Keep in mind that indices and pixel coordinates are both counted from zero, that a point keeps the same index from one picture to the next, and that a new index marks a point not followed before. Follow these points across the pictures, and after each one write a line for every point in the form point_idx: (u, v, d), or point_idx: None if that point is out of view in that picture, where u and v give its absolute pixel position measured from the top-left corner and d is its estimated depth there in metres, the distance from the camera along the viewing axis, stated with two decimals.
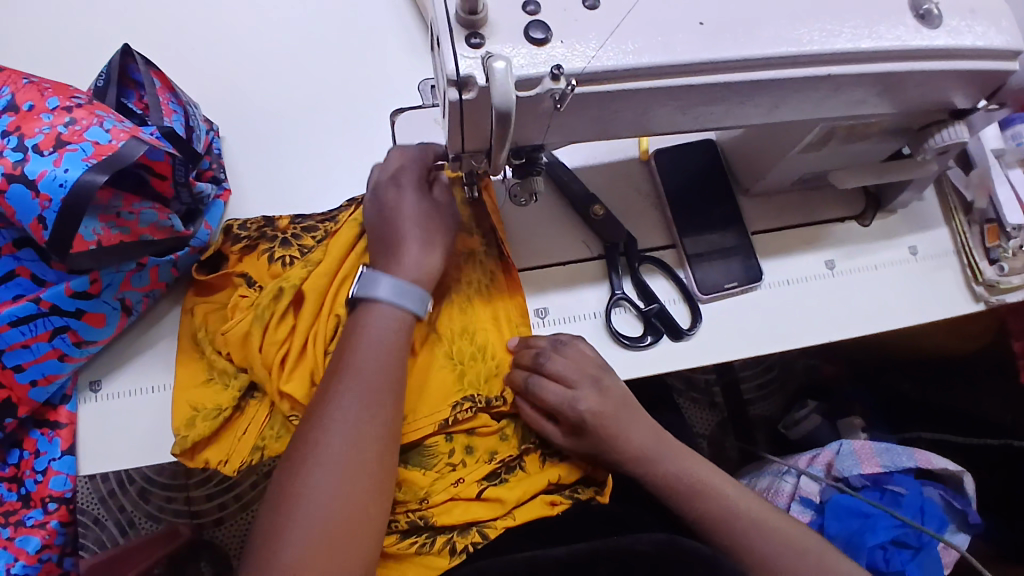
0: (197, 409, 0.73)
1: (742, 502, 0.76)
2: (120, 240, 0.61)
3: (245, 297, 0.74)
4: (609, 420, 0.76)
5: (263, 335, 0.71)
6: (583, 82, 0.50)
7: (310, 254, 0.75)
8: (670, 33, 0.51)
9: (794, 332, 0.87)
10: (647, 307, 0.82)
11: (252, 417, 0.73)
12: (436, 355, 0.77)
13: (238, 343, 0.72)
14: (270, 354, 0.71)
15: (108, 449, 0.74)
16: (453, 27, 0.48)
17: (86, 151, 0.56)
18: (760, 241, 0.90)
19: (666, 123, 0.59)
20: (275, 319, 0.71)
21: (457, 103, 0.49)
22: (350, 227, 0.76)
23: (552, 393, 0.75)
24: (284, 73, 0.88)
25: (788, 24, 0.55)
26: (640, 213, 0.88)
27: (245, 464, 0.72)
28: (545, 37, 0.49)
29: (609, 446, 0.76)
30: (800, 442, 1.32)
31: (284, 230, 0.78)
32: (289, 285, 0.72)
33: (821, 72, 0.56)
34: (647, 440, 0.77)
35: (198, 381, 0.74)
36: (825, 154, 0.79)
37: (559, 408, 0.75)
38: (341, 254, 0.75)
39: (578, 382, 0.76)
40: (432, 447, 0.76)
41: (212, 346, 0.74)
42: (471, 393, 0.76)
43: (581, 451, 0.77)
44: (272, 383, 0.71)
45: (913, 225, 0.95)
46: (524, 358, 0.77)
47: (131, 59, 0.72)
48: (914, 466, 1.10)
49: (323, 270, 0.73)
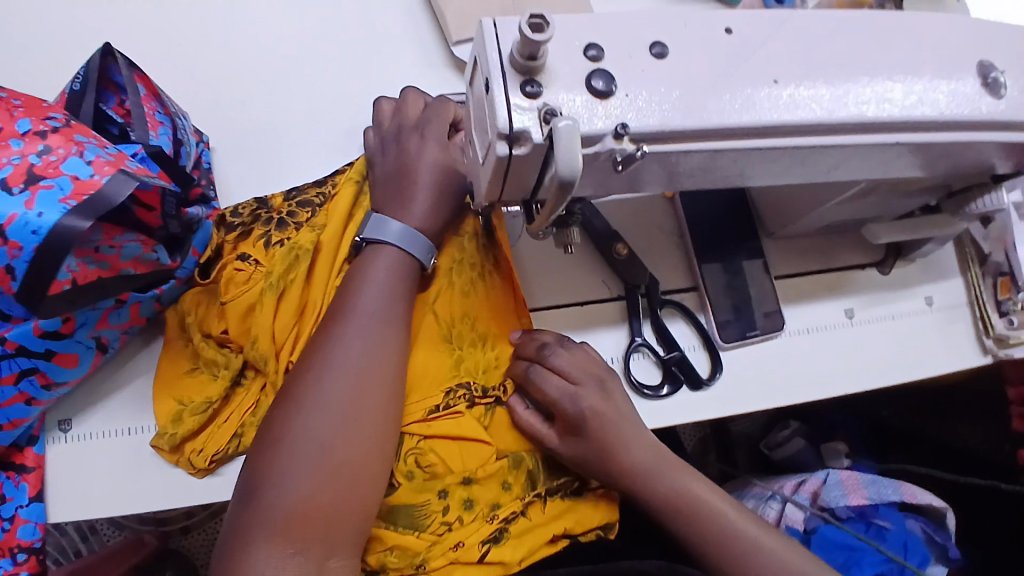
0: (183, 403, 0.67)
1: (751, 529, 0.70)
2: (99, 276, 0.54)
3: (240, 271, 0.66)
4: (609, 424, 0.70)
5: (267, 309, 0.65)
6: (651, 142, 0.45)
7: (312, 219, 0.70)
8: (739, 94, 0.47)
9: (813, 383, 0.84)
10: (667, 355, 0.78)
11: (250, 400, 0.67)
12: (433, 341, 0.71)
13: (239, 317, 0.65)
14: (282, 332, 0.66)
15: (85, 493, 0.66)
16: (506, 71, 0.42)
17: (64, 188, 0.49)
18: (781, 287, 0.87)
19: (721, 179, 0.55)
20: (290, 290, 0.66)
21: (505, 158, 0.43)
22: (348, 183, 0.72)
23: (552, 384, 0.71)
24: (286, 82, 0.80)
25: (860, 87, 0.50)
26: (662, 253, 0.83)
27: (226, 455, 0.66)
28: (607, 89, 0.43)
29: (608, 455, 0.70)
30: (783, 463, 1.25)
31: (279, 210, 0.70)
32: (301, 250, 0.67)
33: (893, 139, 0.52)
34: (647, 455, 0.71)
35: (179, 373, 0.68)
36: (861, 204, 0.75)
37: (560, 402, 0.70)
38: (345, 219, 0.69)
39: (580, 378, 0.72)
40: (425, 462, 0.68)
41: (206, 327, 0.67)
42: (467, 379, 0.72)
43: (576, 456, 0.71)
44: (272, 362, 0.65)
45: (930, 275, 0.93)
46: (527, 351, 0.74)
47: (112, 59, 0.64)
48: (899, 501, 1.08)
49: (331, 232, 0.68)
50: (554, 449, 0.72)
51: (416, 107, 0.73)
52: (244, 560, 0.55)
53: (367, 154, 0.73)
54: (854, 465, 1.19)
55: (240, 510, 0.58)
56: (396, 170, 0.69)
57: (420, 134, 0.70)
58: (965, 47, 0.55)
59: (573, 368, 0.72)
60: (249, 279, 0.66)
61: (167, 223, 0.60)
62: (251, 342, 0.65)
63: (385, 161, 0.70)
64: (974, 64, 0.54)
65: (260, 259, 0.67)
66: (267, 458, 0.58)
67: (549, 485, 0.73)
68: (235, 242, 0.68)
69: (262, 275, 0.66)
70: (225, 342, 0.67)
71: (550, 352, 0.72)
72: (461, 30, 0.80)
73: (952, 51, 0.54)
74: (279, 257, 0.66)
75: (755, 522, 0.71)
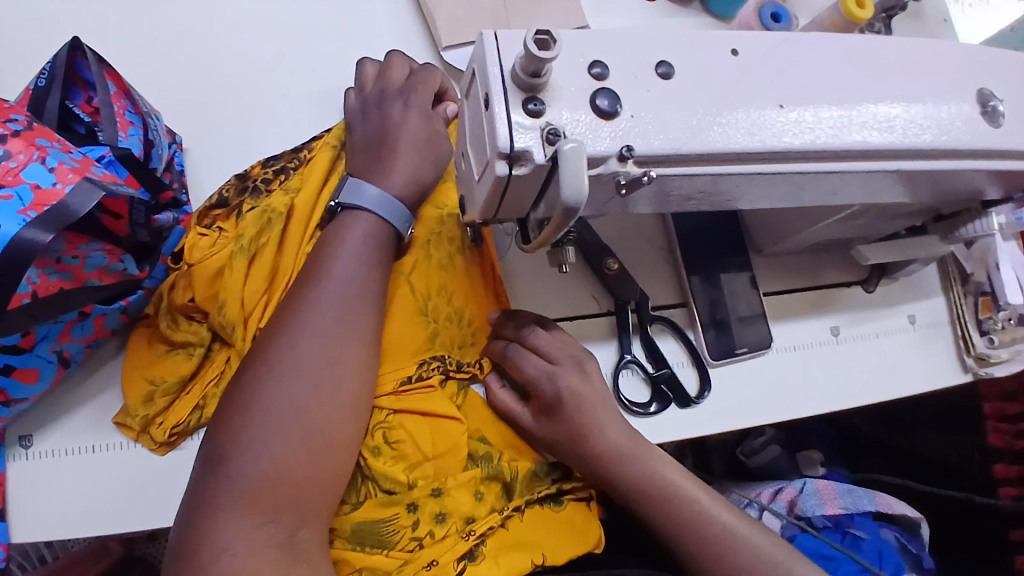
0: (154, 384, 0.63)
1: (724, 515, 0.69)
2: (60, 288, 0.51)
3: (204, 237, 0.64)
4: (587, 406, 0.69)
5: (235, 274, 0.62)
6: (659, 165, 0.43)
7: (287, 182, 0.68)
8: (743, 118, 0.45)
9: (800, 401, 0.84)
10: (656, 372, 0.77)
11: (219, 372, 0.64)
12: (407, 312, 0.70)
13: (207, 282, 0.62)
14: (252, 299, 0.63)
15: (50, 513, 0.62)
16: (507, 88, 0.40)
17: (24, 199, 0.46)
18: (770, 303, 0.87)
19: (721, 199, 0.53)
20: (261, 254, 0.64)
21: (505, 178, 0.41)
22: (325, 147, 0.70)
23: (530, 363, 0.70)
24: (265, 82, 0.76)
25: (864, 112, 0.49)
26: (652, 268, 0.82)
27: (185, 426, 0.63)
28: (612, 108, 0.42)
29: (582, 438, 0.68)
30: (759, 472, 1.16)
31: (255, 178, 0.68)
32: (274, 214, 0.65)
33: (894, 165, 0.51)
34: (621, 439, 0.69)
35: (143, 346, 0.65)
36: (851, 224, 0.75)
37: (537, 381, 0.69)
38: (320, 184, 0.68)
39: (559, 359, 0.71)
40: (392, 438, 0.65)
41: (172, 297, 0.63)
42: (441, 353, 0.71)
43: (547, 437, 0.70)
44: (239, 329, 0.63)
45: (913, 293, 0.94)
46: (506, 332, 0.72)
47: (82, 54, 0.60)
48: (875, 510, 1.05)
49: (306, 196, 0.66)
50: (528, 429, 0.71)
51: (400, 73, 0.71)
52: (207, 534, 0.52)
53: (348, 118, 0.70)
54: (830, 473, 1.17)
55: (205, 479, 0.54)
56: (378, 135, 0.66)
57: (404, 101, 0.68)
58: (965, 75, 0.54)
59: (549, 348, 0.71)
60: (215, 244, 0.63)
61: (137, 232, 0.56)
62: (217, 309, 0.62)
63: (366, 125, 0.68)
64: (973, 92, 0.54)
65: (234, 224, 0.65)
66: (235, 425, 0.55)
67: (526, 497, 0.70)
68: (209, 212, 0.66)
69: (232, 238, 0.63)
70: (191, 312, 0.64)
71: (528, 333, 0.71)
72: (451, 35, 0.76)
73: (952, 78, 0.53)
74: (251, 221, 0.64)
75: (728, 510, 0.70)
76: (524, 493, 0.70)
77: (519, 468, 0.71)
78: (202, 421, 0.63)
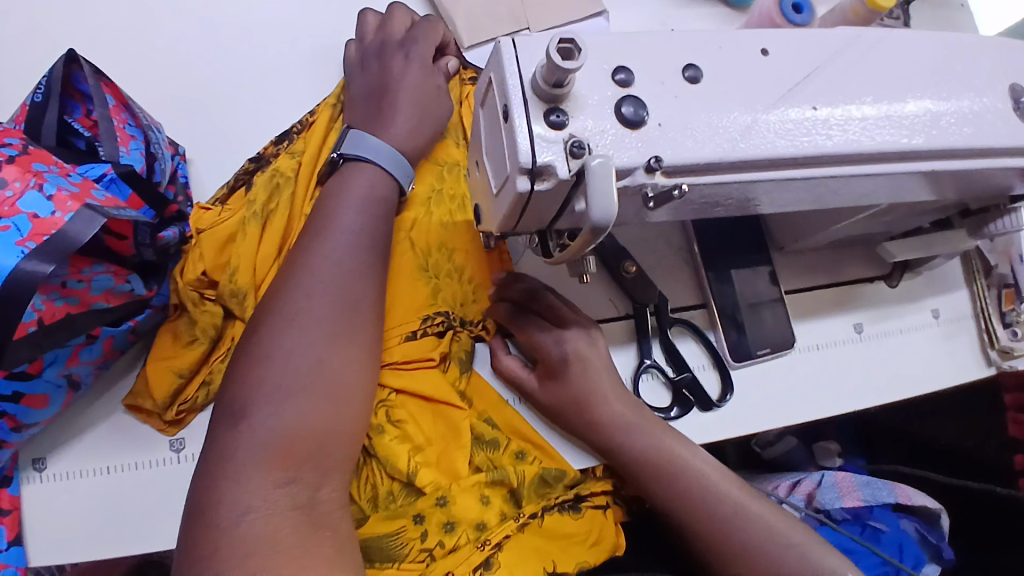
0: (183, 375, 0.62)
1: (733, 490, 0.68)
2: (67, 313, 0.50)
3: (212, 211, 0.63)
4: (591, 368, 0.68)
5: (248, 240, 0.62)
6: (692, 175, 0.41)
7: (290, 147, 0.68)
8: (774, 122, 0.43)
9: (823, 401, 0.82)
10: (677, 376, 0.75)
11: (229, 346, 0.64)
12: (409, 268, 0.68)
13: (217, 250, 0.62)
14: (263, 265, 0.62)
15: (67, 536, 0.61)
16: (527, 99, 0.38)
17: (22, 229, 0.44)
18: (791, 301, 0.84)
19: (751, 202, 0.51)
20: (271, 219, 0.63)
21: (527, 193, 0.39)
22: (325, 111, 0.69)
23: (539, 330, 0.69)
24: (269, 87, 0.73)
25: (896, 113, 0.47)
26: (671, 269, 0.80)
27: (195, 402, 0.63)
28: (638, 117, 0.39)
29: (585, 404, 0.67)
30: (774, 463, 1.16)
31: (267, 154, 0.68)
32: (281, 180, 0.65)
33: (928, 167, 0.48)
34: (626, 411, 0.68)
35: (168, 337, 0.63)
36: (877, 220, 0.72)
37: (544, 345, 0.69)
38: (321, 148, 0.67)
39: (568, 322, 0.70)
40: (394, 417, 0.65)
41: (180, 275, 0.61)
42: (444, 308, 0.69)
43: (553, 399, 0.69)
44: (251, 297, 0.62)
45: (936, 287, 0.91)
46: (512, 296, 0.70)
47: (77, 66, 0.58)
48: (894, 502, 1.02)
49: (310, 159, 0.66)
50: (534, 392, 0.69)
51: (403, 23, 0.70)
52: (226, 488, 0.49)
53: (347, 70, 0.69)
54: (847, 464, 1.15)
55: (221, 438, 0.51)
56: (376, 85, 0.65)
57: (406, 53, 0.66)
58: (999, 68, 0.51)
59: (558, 313, 0.70)
60: (227, 215, 0.63)
61: (142, 251, 0.55)
62: (227, 276, 0.61)
63: (365, 74, 0.66)
64: (1009, 85, 0.51)
65: (241, 194, 0.65)
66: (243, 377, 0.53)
67: (541, 504, 0.68)
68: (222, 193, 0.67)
69: (244, 205, 0.63)
70: (202, 287, 0.62)
71: (538, 299, 0.70)
72: (473, 34, 0.74)
73: (987, 70, 0.51)
74: (257, 188, 0.64)
75: (736, 486, 0.68)
76: (538, 500, 0.68)
77: (526, 473, 0.68)
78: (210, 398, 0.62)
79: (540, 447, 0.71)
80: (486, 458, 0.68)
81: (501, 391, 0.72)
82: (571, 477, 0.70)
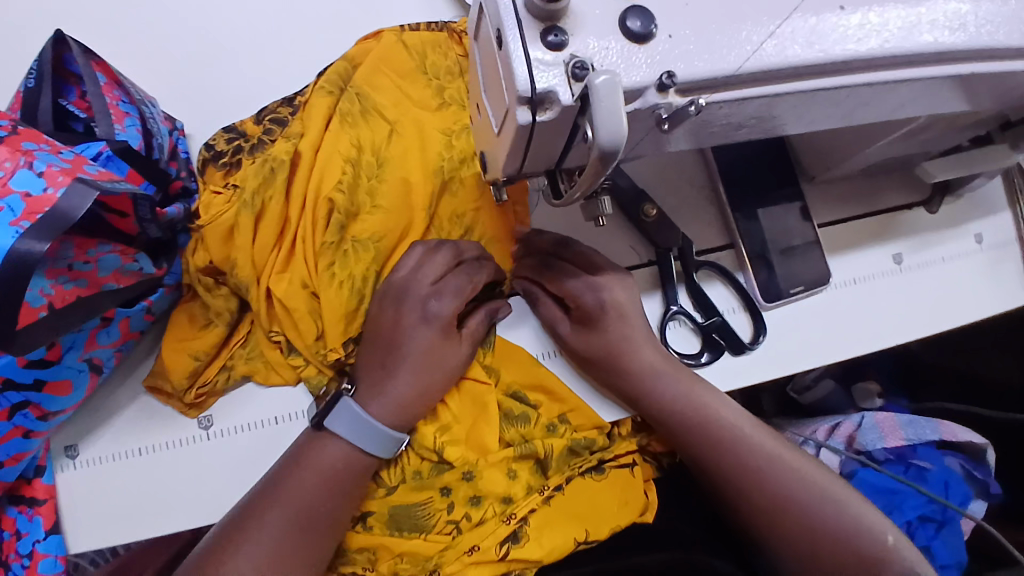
0: (200, 359, 0.62)
1: (765, 441, 0.66)
2: (77, 295, 0.50)
3: (217, 195, 0.61)
4: (630, 317, 0.66)
5: (251, 231, 0.60)
6: (716, 90, 0.38)
7: (288, 128, 0.64)
8: (797, 26, 0.39)
9: (862, 338, 0.78)
10: (706, 322, 0.72)
11: (244, 332, 0.65)
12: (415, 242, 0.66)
13: (221, 240, 0.60)
14: (263, 255, 0.61)
15: (105, 518, 0.63)
16: (521, 18, 0.35)
17: (15, 209, 0.44)
18: (825, 235, 0.80)
19: (782, 118, 0.46)
20: (266, 208, 0.61)
21: (529, 126, 0.36)
22: (320, 92, 0.64)
23: (573, 280, 0.66)
24: (263, 55, 0.71)
25: (933, 8, 0.42)
26: (693, 210, 0.76)
27: (212, 386, 0.63)
28: (646, 28, 0.36)
29: (618, 355, 0.65)
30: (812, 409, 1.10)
31: (258, 135, 0.65)
32: (276, 162, 0.61)
33: (966, 70, 0.44)
34: (660, 359, 0.66)
35: (183, 319, 0.63)
36: (913, 139, 0.67)
37: (578, 294, 0.65)
38: (321, 129, 0.63)
39: (601, 271, 0.66)
40: None
41: (189, 259, 0.61)
42: None
43: (586, 350, 0.66)
44: (260, 286, 0.61)
45: (978, 210, 0.85)
46: (541, 246, 0.67)
47: (66, 47, 0.57)
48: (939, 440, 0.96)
49: (307, 142, 0.62)
50: (564, 335, 0.67)
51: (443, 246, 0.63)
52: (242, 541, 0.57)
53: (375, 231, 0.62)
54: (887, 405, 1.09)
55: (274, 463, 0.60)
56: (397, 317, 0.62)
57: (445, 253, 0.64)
58: None
59: (592, 260, 0.66)
60: (226, 202, 0.61)
61: (146, 229, 0.54)
62: (230, 269, 0.60)
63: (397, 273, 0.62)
64: None
65: (234, 177, 0.62)
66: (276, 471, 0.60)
67: (566, 474, 0.68)
68: (213, 173, 0.64)
69: (237, 193, 0.60)
70: (213, 274, 0.62)
71: (568, 246, 0.67)
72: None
73: None
74: (251, 173, 0.60)
75: (769, 436, 0.66)
76: (564, 470, 0.68)
77: (554, 446, 0.67)
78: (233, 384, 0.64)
79: (574, 408, 0.69)
80: (518, 433, 0.67)
81: (532, 348, 0.70)
82: (600, 444, 0.70)
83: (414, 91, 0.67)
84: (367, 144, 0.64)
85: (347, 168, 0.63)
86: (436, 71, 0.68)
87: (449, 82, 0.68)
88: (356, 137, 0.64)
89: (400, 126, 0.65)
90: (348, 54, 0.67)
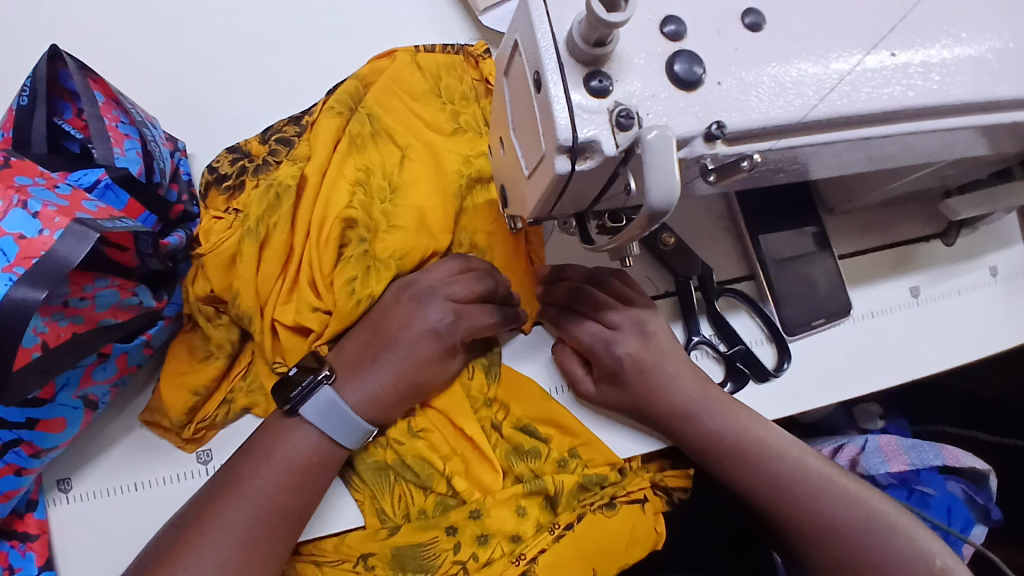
0: (199, 394, 0.59)
1: (812, 465, 0.63)
2: (73, 333, 0.47)
3: (219, 222, 0.59)
4: (650, 368, 0.63)
5: (254, 259, 0.57)
6: (769, 138, 0.36)
7: (294, 149, 0.61)
8: (846, 74, 0.37)
9: (880, 373, 0.76)
10: (730, 350, 0.70)
11: (246, 362, 0.62)
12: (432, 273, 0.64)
13: (222, 270, 0.57)
14: (267, 285, 0.58)
15: (99, 556, 0.59)
16: (563, 62, 0.33)
17: (7, 253, 0.43)
18: (844, 267, 0.78)
19: (829, 160, 0.44)
20: (271, 235, 0.58)
21: (566, 175, 0.34)
22: (327, 113, 0.62)
23: (587, 331, 0.63)
24: (271, 72, 0.69)
25: (982, 56, 0.40)
26: (712, 240, 0.74)
27: (211, 420, 0.60)
28: (693, 73, 0.34)
29: (646, 400, 0.63)
30: (811, 431, 1.02)
31: (263, 156, 0.62)
32: (280, 187, 0.58)
33: (1009, 118, 0.42)
34: (687, 398, 0.63)
35: (182, 350, 0.60)
36: (939, 175, 0.65)
37: (594, 350, 0.63)
38: (328, 154, 0.60)
39: (619, 323, 0.64)
40: (417, 426, 0.61)
41: (189, 289, 0.58)
42: None
43: (607, 402, 0.64)
44: (265, 316, 0.59)
45: (995, 242, 0.83)
46: (555, 297, 0.65)
47: (61, 63, 0.54)
48: (942, 466, 0.88)
49: (313, 164, 0.59)
50: (587, 393, 0.65)
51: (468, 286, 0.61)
52: (196, 543, 0.52)
53: (391, 260, 0.60)
54: (890, 427, 1.00)
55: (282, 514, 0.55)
56: (406, 353, 0.58)
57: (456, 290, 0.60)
58: None
59: (602, 307, 0.64)
60: (228, 229, 0.58)
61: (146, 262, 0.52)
62: (232, 299, 0.58)
63: (403, 311, 0.59)
64: None
65: (239, 202, 0.59)
66: (235, 472, 0.55)
67: (577, 511, 0.63)
68: (215, 196, 0.61)
69: (240, 220, 0.58)
70: (214, 303, 0.59)
71: (581, 297, 0.64)
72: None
73: None
74: (254, 199, 0.58)
75: (816, 459, 0.64)
76: (575, 507, 0.63)
77: (565, 482, 0.63)
78: (234, 419, 0.61)
79: (586, 442, 0.65)
80: (528, 468, 0.63)
81: (543, 383, 0.67)
82: (611, 479, 0.65)
83: (427, 113, 0.64)
84: (377, 168, 0.61)
85: (355, 193, 0.60)
86: (450, 95, 0.65)
87: (464, 106, 0.65)
88: (365, 161, 0.61)
89: (412, 150, 0.63)
90: (359, 74, 0.64)
